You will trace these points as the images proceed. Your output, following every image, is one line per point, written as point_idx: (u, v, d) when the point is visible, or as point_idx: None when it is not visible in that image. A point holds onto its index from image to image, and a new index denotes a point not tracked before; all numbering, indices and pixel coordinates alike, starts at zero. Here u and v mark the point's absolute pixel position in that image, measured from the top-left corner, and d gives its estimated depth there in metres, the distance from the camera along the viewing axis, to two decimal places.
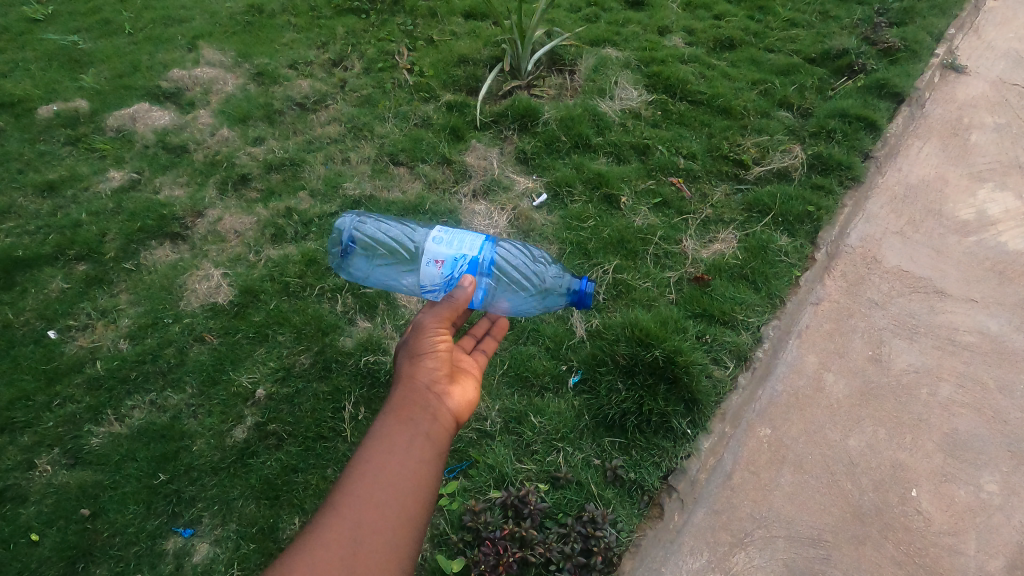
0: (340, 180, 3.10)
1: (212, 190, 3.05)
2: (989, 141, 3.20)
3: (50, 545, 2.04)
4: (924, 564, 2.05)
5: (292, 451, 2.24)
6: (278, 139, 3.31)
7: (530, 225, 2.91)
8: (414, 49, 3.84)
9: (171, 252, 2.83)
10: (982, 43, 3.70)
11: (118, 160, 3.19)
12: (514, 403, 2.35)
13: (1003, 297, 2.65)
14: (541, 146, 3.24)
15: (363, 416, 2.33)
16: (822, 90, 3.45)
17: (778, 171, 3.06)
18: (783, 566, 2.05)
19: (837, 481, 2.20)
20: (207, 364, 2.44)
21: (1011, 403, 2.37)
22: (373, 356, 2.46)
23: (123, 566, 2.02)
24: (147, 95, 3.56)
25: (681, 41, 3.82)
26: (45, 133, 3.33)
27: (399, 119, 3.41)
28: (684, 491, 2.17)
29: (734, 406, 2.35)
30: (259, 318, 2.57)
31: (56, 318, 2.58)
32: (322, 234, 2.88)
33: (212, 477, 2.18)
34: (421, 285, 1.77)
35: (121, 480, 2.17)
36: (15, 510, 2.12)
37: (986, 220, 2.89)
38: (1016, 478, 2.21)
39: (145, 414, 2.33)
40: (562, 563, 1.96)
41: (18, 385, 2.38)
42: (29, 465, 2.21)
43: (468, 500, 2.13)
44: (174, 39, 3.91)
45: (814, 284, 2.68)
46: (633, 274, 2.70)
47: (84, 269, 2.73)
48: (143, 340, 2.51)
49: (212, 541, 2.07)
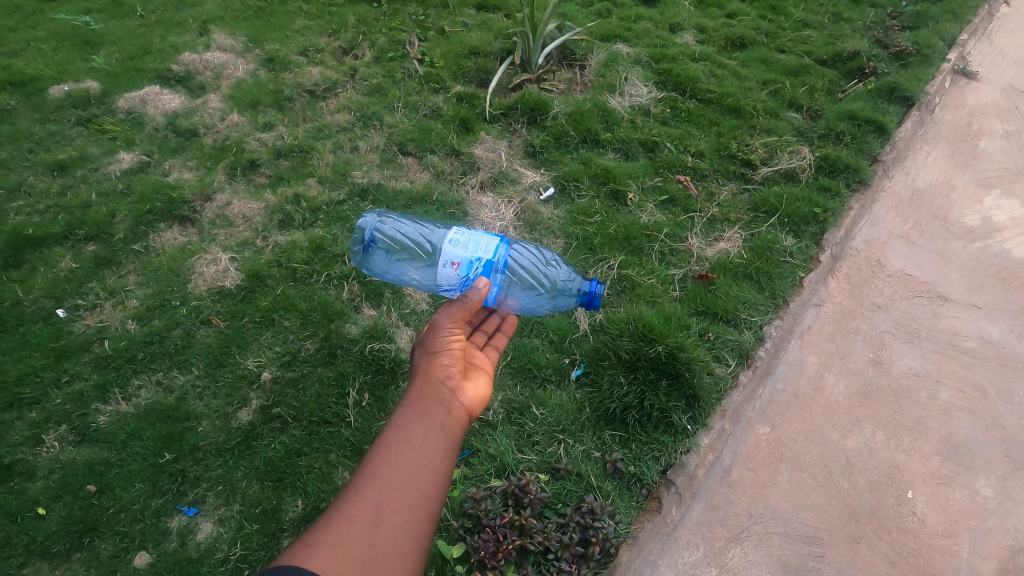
0: (349, 168, 3.11)
1: (222, 174, 3.07)
2: (997, 148, 3.20)
3: (57, 520, 2.06)
4: (916, 564, 2.06)
5: (297, 434, 2.28)
6: (288, 125, 3.33)
7: (536, 219, 2.92)
8: (426, 39, 3.85)
9: (179, 235, 2.85)
10: (993, 50, 3.70)
11: (129, 143, 3.21)
12: (517, 395, 2.38)
13: (1005, 304, 2.66)
14: (550, 140, 3.25)
15: (367, 403, 2.36)
16: (832, 92, 3.46)
17: (785, 171, 3.07)
18: (777, 562, 2.06)
19: (834, 481, 2.23)
20: (213, 347, 2.47)
21: (1009, 408, 2.39)
22: (378, 344, 2.49)
23: (128, 542, 2.05)
24: (158, 78, 3.57)
25: (693, 39, 3.82)
26: (56, 112, 3.34)
27: (409, 109, 3.42)
28: (683, 485, 2.20)
29: (735, 404, 2.37)
30: (266, 303, 2.59)
31: (65, 297, 2.60)
32: (329, 221, 2.90)
33: (216, 458, 2.21)
34: (438, 285, 1.77)
35: (127, 458, 2.20)
36: (21, 484, 2.14)
37: (991, 226, 2.90)
38: (1012, 484, 2.22)
39: (151, 394, 2.36)
40: (560, 552, 1.99)
41: (26, 361, 2.41)
42: (37, 441, 2.24)
43: (469, 487, 2.16)
44: (185, 23, 3.92)
45: (817, 285, 2.70)
46: (638, 270, 2.71)
47: (93, 250, 2.75)
48: (150, 322, 2.54)
49: (215, 521, 2.10)
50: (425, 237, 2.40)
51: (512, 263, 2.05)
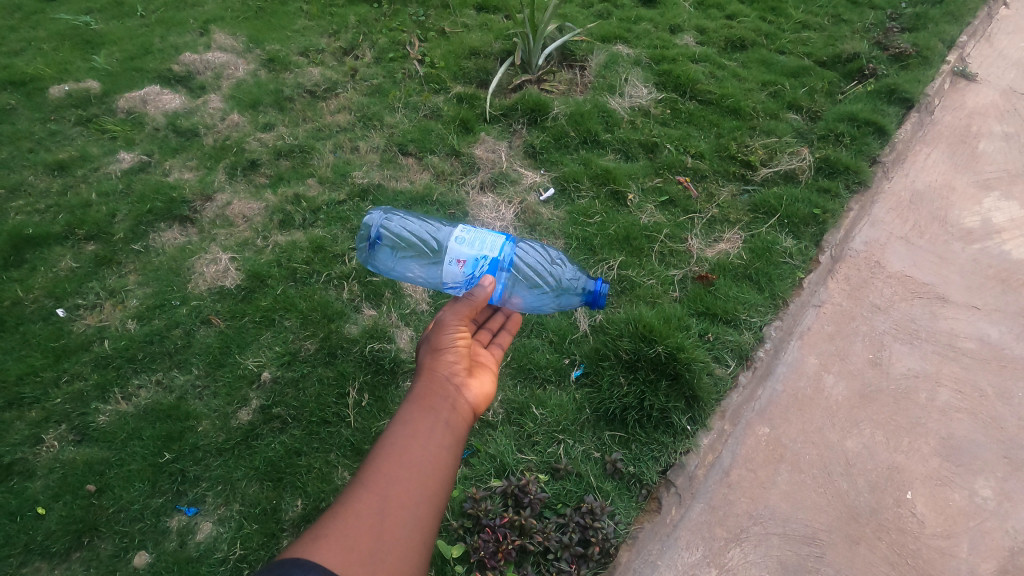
0: (349, 168, 3.11)
1: (222, 174, 3.07)
2: (997, 149, 3.21)
3: (56, 519, 2.06)
4: (916, 564, 2.07)
5: (296, 434, 2.28)
6: (288, 125, 3.33)
7: (536, 219, 2.92)
8: (426, 40, 3.85)
9: (180, 235, 2.85)
10: (992, 52, 3.71)
11: (129, 142, 3.21)
12: (517, 395, 2.38)
13: (1004, 305, 2.66)
14: (550, 141, 3.25)
15: (367, 402, 2.36)
16: (832, 93, 3.46)
17: (785, 173, 3.08)
18: (777, 562, 2.07)
19: (834, 481, 2.23)
20: (213, 346, 2.47)
21: (1009, 409, 2.39)
22: (378, 344, 2.49)
23: (127, 541, 2.05)
24: (158, 78, 3.57)
25: (693, 40, 3.83)
26: (56, 112, 3.34)
27: (409, 110, 3.42)
28: (682, 485, 2.20)
29: (734, 405, 2.38)
30: (266, 303, 2.59)
31: (65, 296, 2.60)
32: (329, 221, 2.90)
33: (216, 458, 2.21)
34: (444, 283, 1.80)
35: (127, 458, 2.20)
36: (20, 484, 2.14)
37: (991, 228, 2.90)
38: (1011, 485, 2.23)
39: (151, 393, 2.36)
40: (560, 552, 1.99)
41: (26, 361, 2.41)
42: (37, 440, 2.24)
43: (469, 488, 2.16)
44: (186, 23, 3.93)
45: (817, 286, 2.70)
46: (638, 270, 2.72)
47: (93, 250, 2.75)
48: (150, 322, 2.54)
49: (215, 520, 2.10)
50: (431, 234, 2.40)
51: (517, 261, 2.06)
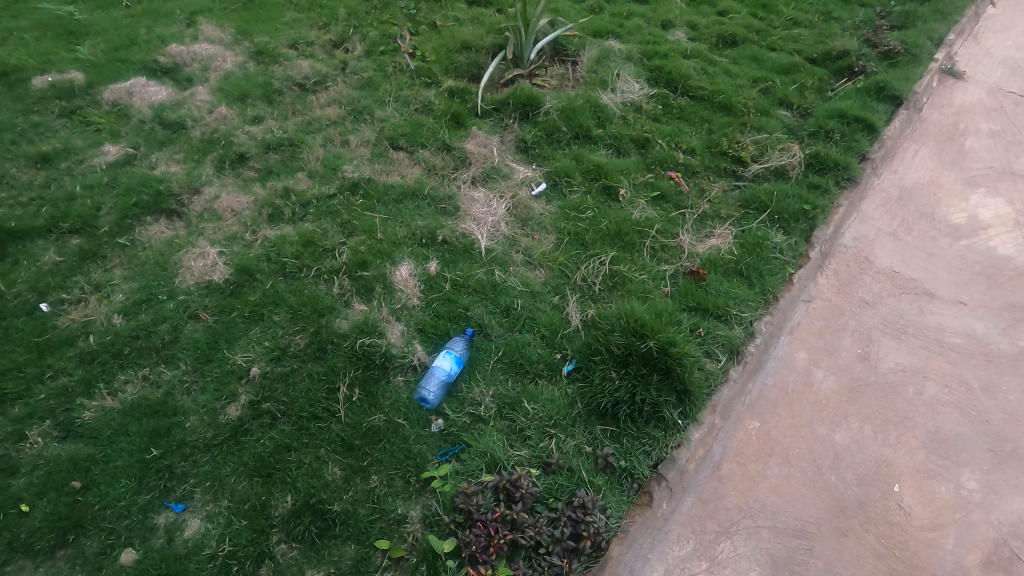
0: (339, 162, 3.08)
1: (210, 168, 3.03)
2: (983, 147, 3.24)
3: (40, 516, 2.03)
4: (903, 556, 2.09)
5: (286, 430, 2.25)
6: (277, 118, 3.29)
7: (528, 214, 2.92)
8: (417, 33, 3.82)
9: (166, 228, 2.81)
10: (980, 50, 3.74)
11: (114, 134, 3.15)
12: (509, 390, 2.37)
13: (990, 300, 2.69)
14: (541, 136, 3.24)
15: (357, 398, 2.33)
16: (822, 90, 3.48)
17: (775, 169, 3.10)
18: (767, 555, 2.08)
19: (823, 475, 2.24)
20: (201, 342, 2.44)
21: (993, 403, 2.42)
22: (368, 339, 2.46)
23: (114, 539, 2.02)
24: (144, 69, 3.51)
25: (684, 36, 3.83)
26: (39, 103, 3.27)
27: (399, 103, 3.39)
28: (673, 480, 2.22)
29: (724, 399, 2.40)
30: (256, 298, 2.57)
31: (49, 291, 2.55)
32: (319, 215, 2.88)
33: (204, 453, 2.19)
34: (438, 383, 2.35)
35: (112, 454, 2.17)
36: (3, 480, 2.11)
37: (977, 224, 2.93)
38: (996, 477, 2.25)
39: (138, 389, 2.33)
40: (551, 546, 2.00)
41: (8, 356, 2.36)
42: (20, 437, 2.20)
43: (460, 483, 2.14)
44: (172, 14, 3.87)
45: (807, 281, 2.73)
46: (629, 266, 2.72)
47: (78, 243, 2.71)
48: (136, 316, 2.50)
49: (203, 517, 2.07)
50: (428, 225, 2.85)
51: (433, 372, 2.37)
